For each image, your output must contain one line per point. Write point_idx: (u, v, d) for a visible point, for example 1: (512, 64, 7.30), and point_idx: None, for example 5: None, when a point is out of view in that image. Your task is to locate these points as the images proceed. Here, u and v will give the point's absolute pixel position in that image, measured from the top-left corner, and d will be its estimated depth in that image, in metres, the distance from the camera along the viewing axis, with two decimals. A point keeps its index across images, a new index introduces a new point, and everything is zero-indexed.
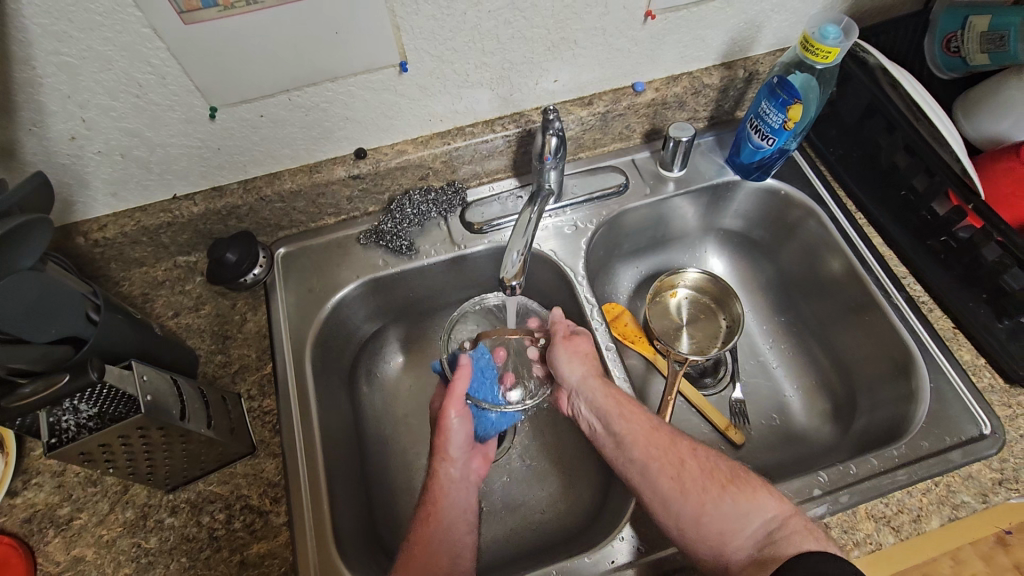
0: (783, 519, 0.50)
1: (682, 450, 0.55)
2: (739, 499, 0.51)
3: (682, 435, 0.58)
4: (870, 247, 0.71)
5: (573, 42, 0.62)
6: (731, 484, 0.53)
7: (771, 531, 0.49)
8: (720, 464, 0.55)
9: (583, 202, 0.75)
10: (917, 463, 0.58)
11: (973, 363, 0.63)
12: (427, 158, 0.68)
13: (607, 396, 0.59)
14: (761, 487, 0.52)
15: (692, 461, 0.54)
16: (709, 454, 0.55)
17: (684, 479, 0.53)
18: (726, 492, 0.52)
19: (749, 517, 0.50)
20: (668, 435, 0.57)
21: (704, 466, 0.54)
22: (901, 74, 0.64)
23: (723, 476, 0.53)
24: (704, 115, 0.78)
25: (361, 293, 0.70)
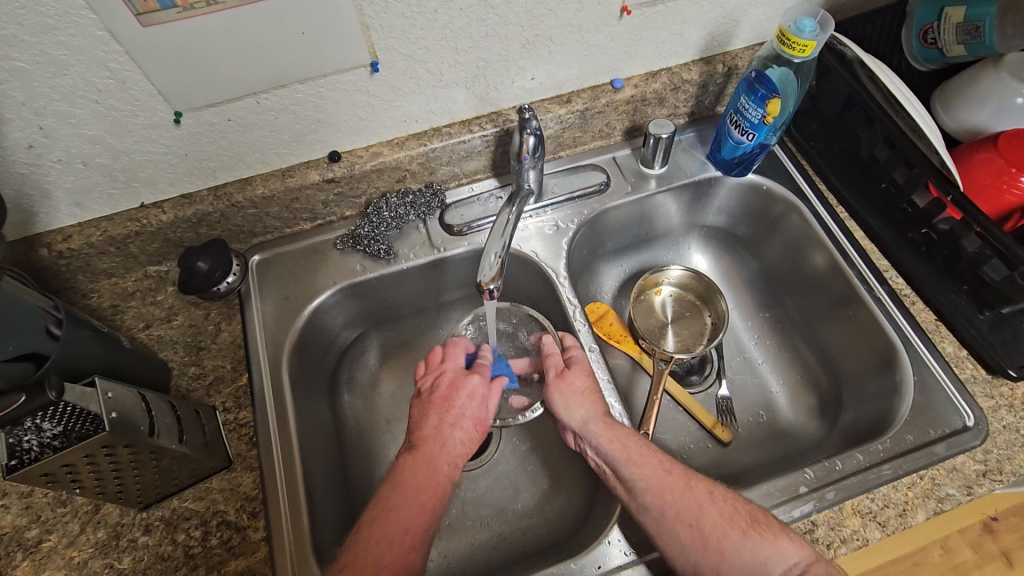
0: (804, 564, 0.48)
1: (699, 493, 0.52)
2: (760, 545, 0.48)
3: (697, 474, 0.54)
4: (853, 241, 0.71)
5: (549, 39, 0.61)
6: (752, 528, 0.50)
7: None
8: (739, 507, 0.51)
9: (564, 202, 0.74)
10: (902, 457, 0.58)
11: (956, 354, 0.63)
12: (404, 160, 0.66)
13: (612, 440, 0.56)
14: (783, 531, 0.50)
15: (711, 506, 0.51)
16: (726, 496, 0.52)
17: (704, 526, 0.50)
18: (747, 538, 0.49)
19: (772, 564, 0.48)
20: (682, 477, 0.53)
21: (724, 511, 0.51)
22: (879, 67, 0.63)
23: (743, 520, 0.50)
24: (684, 111, 0.77)
25: (339, 299, 0.69)
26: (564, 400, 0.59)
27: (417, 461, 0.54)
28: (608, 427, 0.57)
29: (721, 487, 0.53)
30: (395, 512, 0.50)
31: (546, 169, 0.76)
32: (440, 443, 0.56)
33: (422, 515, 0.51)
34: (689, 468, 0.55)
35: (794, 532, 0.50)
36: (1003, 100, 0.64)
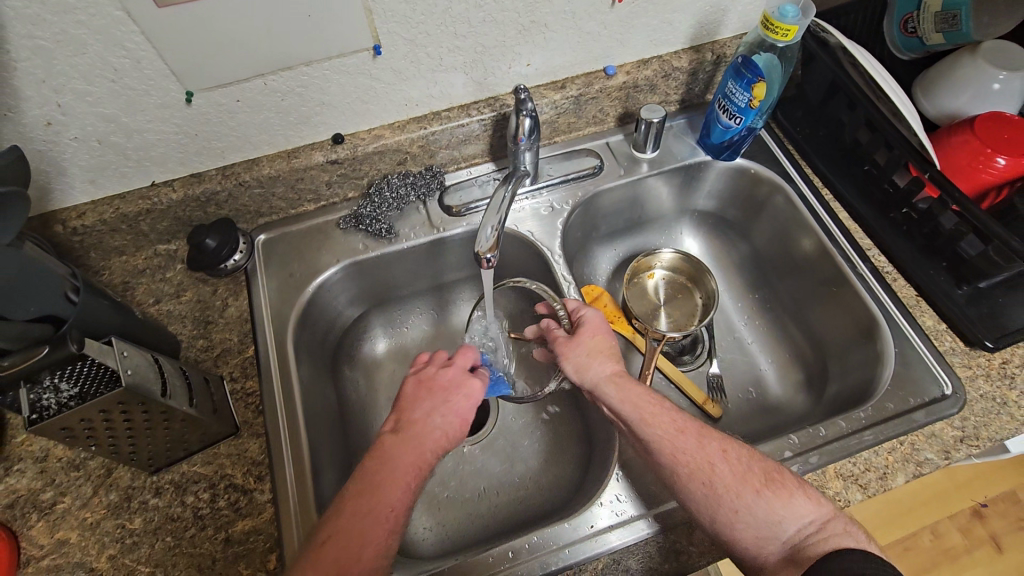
0: (817, 522, 0.50)
1: (712, 451, 0.53)
2: (774, 503, 0.51)
3: (713, 431, 0.56)
4: (836, 221, 0.73)
5: (544, 26, 0.64)
6: (768, 488, 0.51)
7: (806, 536, 0.50)
8: (753, 466, 0.53)
9: (559, 184, 0.77)
10: (883, 424, 0.60)
11: (936, 328, 0.66)
12: (404, 143, 0.69)
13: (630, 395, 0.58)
14: (800, 488, 0.52)
15: (725, 464, 0.53)
16: (741, 455, 0.53)
17: (717, 484, 0.52)
18: (761, 497, 0.51)
19: (786, 522, 0.50)
20: (694, 435, 0.55)
21: (737, 470, 0.52)
22: (860, 52, 0.65)
23: (757, 479, 0.52)
24: (675, 98, 0.80)
25: (343, 276, 0.71)
26: (582, 359, 0.62)
27: (406, 441, 0.55)
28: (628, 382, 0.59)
29: (740, 443, 0.55)
30: (381, 494, 0.51)
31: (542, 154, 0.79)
32: (428, 432, 0.56)
33: (403, 496, 0.51)
34: (705, 425, 0.56)
35: (812, 490, 0.52)
36: (979, 86, 0.68)
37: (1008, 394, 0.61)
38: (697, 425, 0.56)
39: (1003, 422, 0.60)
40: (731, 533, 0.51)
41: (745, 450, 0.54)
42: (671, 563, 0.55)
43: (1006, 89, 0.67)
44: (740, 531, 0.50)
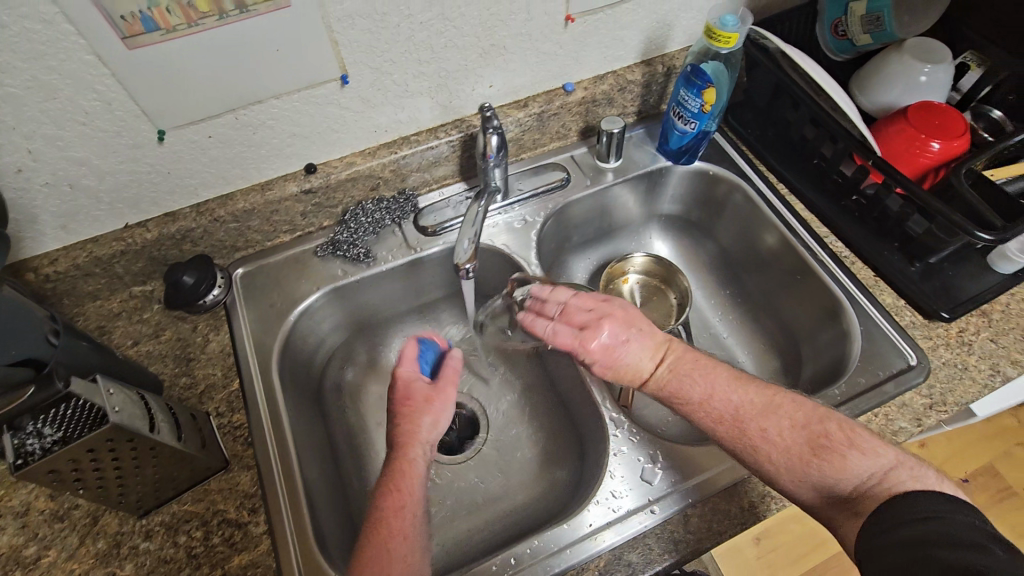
0: (878, 475, 0.52)
1: (752, 435, 0.56)
2: (825, 469, 0.53)
3: (749, 408, 0.57)
4: (793, 213, 0.77)
5: (503, 48, 0.68)
6: (817, 456, 0.54)
7: (867, 489, 0.52)
8: (798, 440, 0.55)
9: (529, 198, 0.79)
10: (857, 398, 0.63)
11: (895, 304, 0.69)
12: (376, 168, 0.71)
13: (663, 390, 0.60)
14: (849, 446, 0.53)
15: (766, 443, 0.55)
16: (780, 432, 0.55)
17: (765, 462, 0.55)
18: (810, 466, 0.54)
19: (843, 483, 0.53)
20: (733, 424, 0.57)
21: (780, 448, 0.55)
22: (797, 55, 0.70)
23: (804, 451, 0.54)
24: (632, 110, 0.85)
25: (325, 303, 0.71)
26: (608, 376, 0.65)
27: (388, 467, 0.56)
28: (659, 380, 0.60)
29: (780, 414, 0.56)
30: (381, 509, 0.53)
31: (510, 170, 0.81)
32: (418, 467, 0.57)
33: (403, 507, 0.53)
34: (740, 406, 0.57)
35: (862, 444, 0.53)
36: (909, 80, 0.75)
37: (966, 359, 0.65)
38: (730, 406, 0.58)
39: (965, 387, 0.63)
40: (795, 495, 0.55)
41: (781, 419, 0.56)
42: (670, 553, 0.56)
43: (931, 80, 0.74)
44: (799, 492, 0.54)
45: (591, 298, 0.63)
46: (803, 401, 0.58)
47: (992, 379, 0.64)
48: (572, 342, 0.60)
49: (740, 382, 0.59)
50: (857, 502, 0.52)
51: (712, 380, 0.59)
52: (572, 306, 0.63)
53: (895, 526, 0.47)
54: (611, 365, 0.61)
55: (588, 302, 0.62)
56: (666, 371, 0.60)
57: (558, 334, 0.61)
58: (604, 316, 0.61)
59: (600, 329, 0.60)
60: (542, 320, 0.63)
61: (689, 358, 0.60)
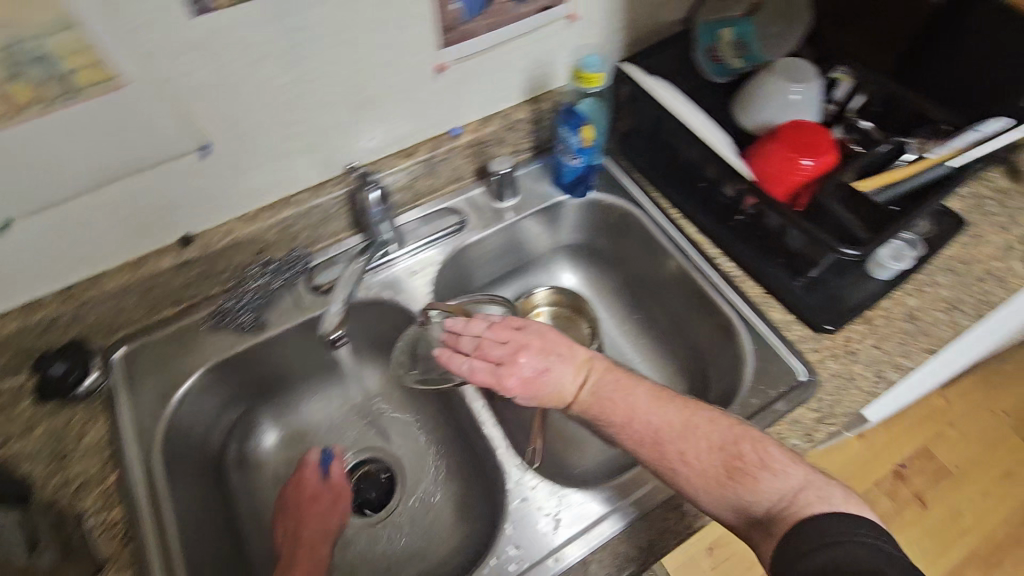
0: (790, 495, 0.52)
1: (671, 458, 0.57)
2: (742, 490, 0.54)
3: (668, 430, 0.58)
4: (686, 236, 0.79)
5: (375, 102, 0.67)
6: (732, 479, 0.54)
7: (779, 510, 0.52)
8: (716, 461, 0.55)
9: (426, 245, 0.79)
10: (750, 420, 0.64)
11: (784, 320, 0.71)
12: (259, 233, 0.69)
13: (585, 412, 0.63)
14: (761, 467, 0.54)
15: (684, 466, 0.56)
16: (698, 456, 0.55)
17: (685, 484, 0.56)
18: (727, 487, 0.54)
19: (755, 504, 0.53)
20: (653, 447, 0.58)
21: (698, 470, 0.55)
22: (660, 87, 0.75)
23: (721, 474, 0.55)
24: (527, 146, 0.85)
25: (214, 376, 0.69)
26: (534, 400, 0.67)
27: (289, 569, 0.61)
28: (581, 403, 0.63)
29: (698, 435, 0.57)
30: None
31: (403, 218, 0.80)
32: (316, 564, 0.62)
33: None
34: (659, 429, 0.58)
35: (773, 464, 0.54)
36: (787, 99, 0.77)
37: (853, 369, 0.67)
38: (648, 428, 0.59)
39: (852, 397, 0.65)
40: (714, 514, 0.55)
41: (698, 441, 0.56)
42: None
43: (805, 99, 0.77)
44: (718, 512, 0.55)
45: (507, 330, 0.67)
46: (723, 418, 0.58)
47: (877, 387, 0.66)
48: (491, 378, 0.64)
49: (659, 402, 0.60)
50: (770, 523, 0.52)
51: (632, 402, 0.60)
52: (490, 340, 0.67)
53: (803, 552, 0.48)
54: (535, 395, 0.64)
55: (504, 336, 0.66)
56: (586, 395, 0.63)
57: (476, 372, 0.65)
58: (522, 347, 0.66)
59: (517, 361, 0.64)
60: (460, 357, 0.66)
61: (611, 380, 0.63)
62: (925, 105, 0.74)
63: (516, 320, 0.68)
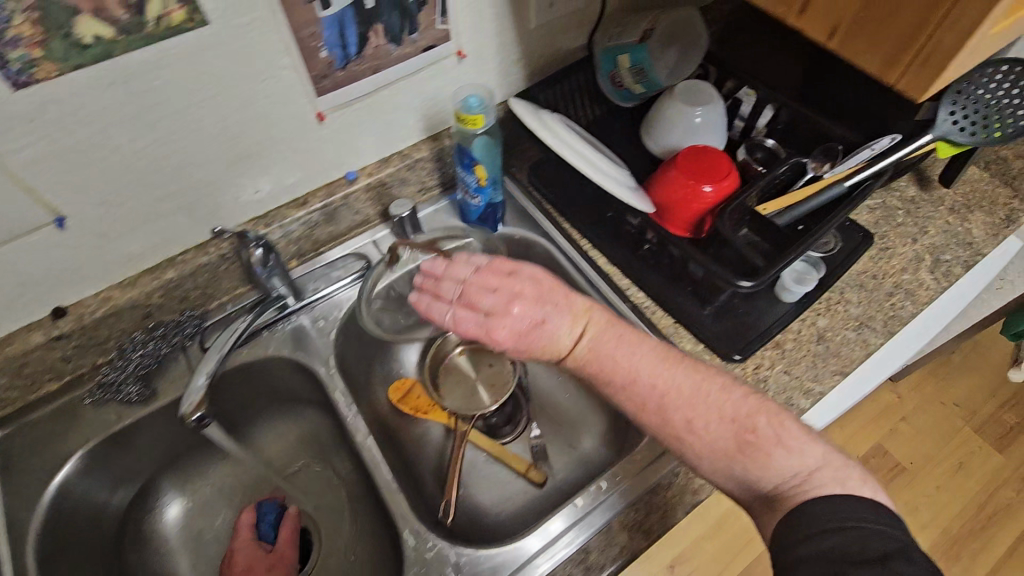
0: (804, 474, 0.50)
1: (677, 424, 0.55)
2: (751, 466, 0.52)
3: (675, 394, 0.55)
4: (596, 267, 0.77)
5: (253, 156, 0.64)
6: (741, 453, 0.52)
7: (785, 487, 0.50)
8: (732, 427, 0.53)
9: (326, 295, 0.76)
10: (656, 462, 0.63)
11: (695, 350, 0.69)
12: (141, 298, 0.65)
13: (582, 367, 0.60)
14: (775, 444, 0.52)
15: (692, 434, 0.54)
16: (708, 425, 0.53)
17: (689, 447, 0.54)
18: (735, 459, 0.52)
19: (764, 481, 0.51)
20: (656, 410, 0.56)
21: (705, 439, 0.53)
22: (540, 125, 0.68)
23: (733, 443, 0.53)
24: (434, 184, 0.83)
25: (100, 453, 0.65)
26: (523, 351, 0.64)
27: None
28: (577, 357, 0.60)
29: (709, 404, 0.54)
30: None
31: (296, 273, 0.77)
32: None
33: None
34: (665, 393, 0.56)
35: (789, 440, 0.52)
36: (687, 124, 0.76)
37: None
38: (654, 393, 0.56)
39: None
40: (718, 484, 0.54)
41: (709, 410, 0.54)
42: None
43: (706, 122, 0.76)
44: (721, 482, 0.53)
45: (497, 276, 0.62)
46: (737, 389, 0.56)
47: None
48: (478, 329, 0.60)
49: (668, 363, 0.57)
50: (776, 500, 0.51)
51: (635, 361, 0.58)
52: (480, 285, 0.61)
53: (807, 535, 0.46)
54: (529, 349, 0.61)
55: (494, 283, 0.61)
56: (583, 353, 0.60)
57: (461, 321, 0.61)
58: (516, 295, 0.61)
59: (509, 312, 0.60)
60: (442, 305, 0.62)
61: (614, 335, 0.60)
62: (823, 124, 0.73)
63: (506, 265, 0.63)
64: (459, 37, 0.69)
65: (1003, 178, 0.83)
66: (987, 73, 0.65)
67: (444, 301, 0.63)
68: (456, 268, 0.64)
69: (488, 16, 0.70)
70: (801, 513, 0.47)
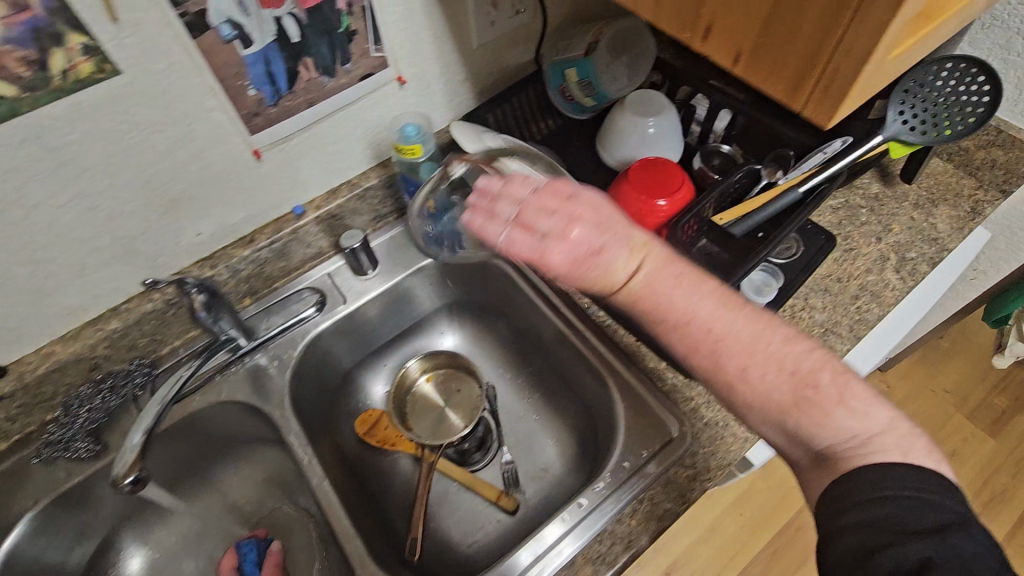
0: (862, 437, 0.46)
1: (730, 370, 0.50)
2: (811, 420, 0.47)
3: (731, 341, 0.50)
4: (554, 288, 0.75)
5: (189, 199, 0.63)
6: (797, 408, 0.48)
7: (837, 449, 0.46)
8: (797, 375, 0.48)
9: (280, 334, 0.74)
10: (619, 489, 0.61)
11: (658, 368, 0.68)
12: (85, 351, 0.64)
13: (633, 303, 0.55)
14: (836, 403, 0.47)
15: (745, 383, 0.50)
16: (768, 373, 0.49)
17: (743, 389, 0.50)
18: (793, 412, 0.48)
19: (819, 438, 0.47)
20: (708, 353, 0.51)
21: (761, 388, 0.49)
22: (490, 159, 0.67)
23: (793, 392, 0.48)
24: (388, 210, 0.81)
25: (51, 513, 0.63)
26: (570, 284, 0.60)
27: None
28: (630, 292, 0.55)
29: (769, 352, 0.49)
30: None
31: (247, 313, 0.75)
32: None
33: None
34: (721, 338, 0.51)
35: (852, 401, 0.47)
36: (640, 135, 0.74)
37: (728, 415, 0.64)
38: (710, 335, 0.51)
39: (728, 446, 0.63)
40: (766, 434, 0.51)
41: (768, 360, 0.49)
42: None
43: (659, 132, 0.74)
44: (768, 432, 0.50)
45: (556, 199, 0.57)
46: (807, 341, 0.50)
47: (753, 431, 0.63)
48: (532, 251, 0.56)
49: (729, 308, 0.52)
50: (827, 461, 0.47)
51: (694, 301, 0.52)
52: (539, 206, 0.57)
53: (858, 501, 0.43)
54: (582, 277, 0.56)
55: (553, 206, 0.57)
56: (631, 290, 0.55)
57: (514, 243, 0.56)
58: (573, 223, 0.56)
59: (566, 236, 0.56)
60: (495, 225, 0.57)
61: (670, 274, 0.54)
62: (778, 127, 0.71)
63: (567, 187, 0.58)
64: (397, 62, 0.68)
65: (967, 169, 0.81)
66: (931, 71, 0.63)
67: (499, 220, 0.58)
68: (512, 187, 0.59)
69: (426, 39, 0.68)
70: (850, 477, 0.44)
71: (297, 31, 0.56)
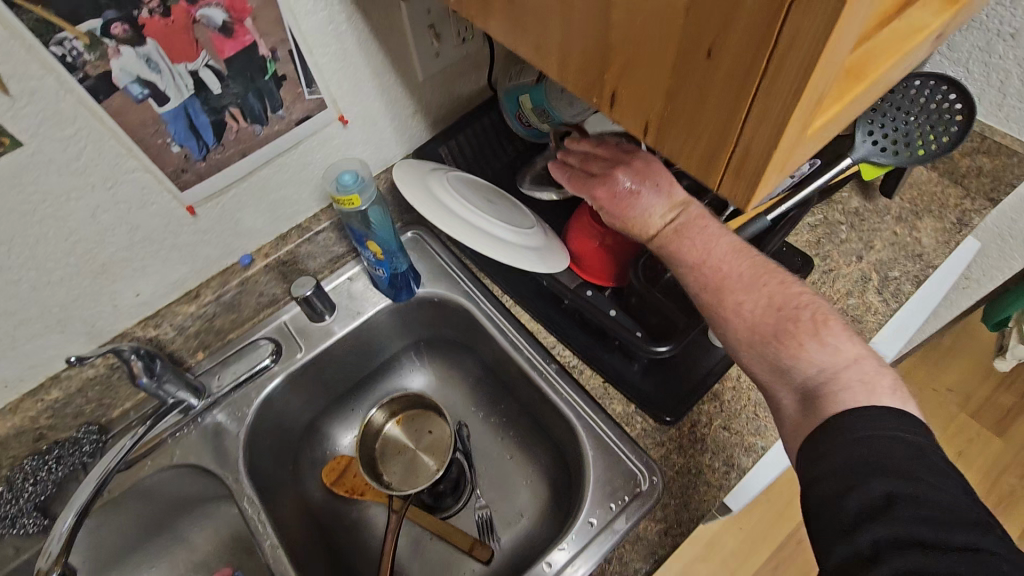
0: (831, 370, 0.45)
1: (726, 302, 0.49)
2: (787, 347, 0.46)
3: (733, 278, 0.49)
4: (518, 327, 0.72)
5: (122, 262, 0.60)
6: (776, 337, 0.47)
7: (811, 384, 0.45)
8: (787, 308, 0.47)
9: (233, 390, 0.71)
10: (587, 547, 0.58)
11: (626, 412, 0.65)
12: (26, 424, 0.61)
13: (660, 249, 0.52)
14: (811, 335, 0.46)
15: (735, 313, 0.48)
16: (756, 306, 0.48)
17: (742, 323, 0.48)
18: (780, 342, 0.47)
19: (794, 371, 0.46)
20: (710, 289, 0.49)
21: (749, 319, 0.48)
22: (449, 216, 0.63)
23: (773, 319, 0.47)
24: (344, 250, 0.78)
25: None
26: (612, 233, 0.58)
27: None
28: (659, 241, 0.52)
29: (764, 286, 0.48)
30: None
31: (202, 367, 0.73)
32: None
33: None
34: (725, 276, 0.49)
35: (826, 335, 0.46)
36: None
37: (700, 461, 0.61)
38: (717, 272, 0.49)
39: (700, 495, 0.60)
40: (754, 373, 0.49)
41: (762, 293, 0.48)
42: None
43: None
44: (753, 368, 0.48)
45: (616, 147, 0.57)
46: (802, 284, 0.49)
47: (727, 478, 0.60)
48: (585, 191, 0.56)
49: (739, 252, 0.50)
50: (808, 411, 0.45)
51: (710, 241, 0.50)
52: (594, 154, 0.58)
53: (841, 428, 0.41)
54: (617, 216, 0.54)
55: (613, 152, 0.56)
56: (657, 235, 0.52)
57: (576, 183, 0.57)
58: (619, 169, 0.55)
59: (613, 175, 0.54)
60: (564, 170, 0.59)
61: (704, 226, 0.51)
62: None
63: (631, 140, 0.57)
64: (336, 103, 0.64)
65: (952, 176, 0.77)
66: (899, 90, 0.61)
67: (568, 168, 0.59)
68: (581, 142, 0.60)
69: (366, 77, 0.64)
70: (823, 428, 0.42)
71: (218, 83, 0.53)
